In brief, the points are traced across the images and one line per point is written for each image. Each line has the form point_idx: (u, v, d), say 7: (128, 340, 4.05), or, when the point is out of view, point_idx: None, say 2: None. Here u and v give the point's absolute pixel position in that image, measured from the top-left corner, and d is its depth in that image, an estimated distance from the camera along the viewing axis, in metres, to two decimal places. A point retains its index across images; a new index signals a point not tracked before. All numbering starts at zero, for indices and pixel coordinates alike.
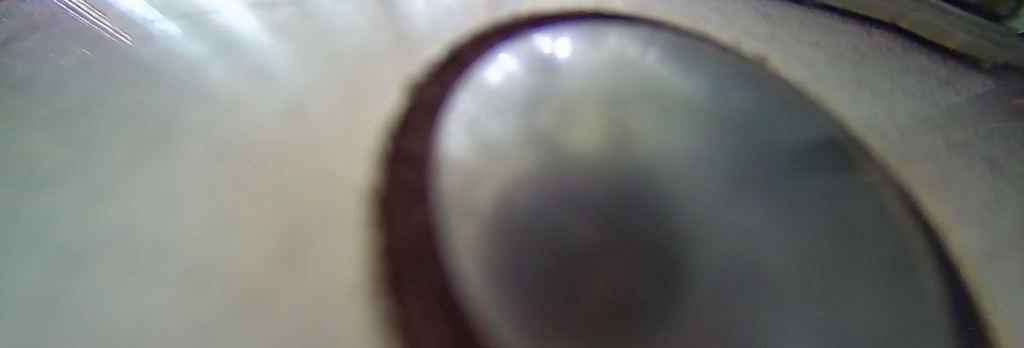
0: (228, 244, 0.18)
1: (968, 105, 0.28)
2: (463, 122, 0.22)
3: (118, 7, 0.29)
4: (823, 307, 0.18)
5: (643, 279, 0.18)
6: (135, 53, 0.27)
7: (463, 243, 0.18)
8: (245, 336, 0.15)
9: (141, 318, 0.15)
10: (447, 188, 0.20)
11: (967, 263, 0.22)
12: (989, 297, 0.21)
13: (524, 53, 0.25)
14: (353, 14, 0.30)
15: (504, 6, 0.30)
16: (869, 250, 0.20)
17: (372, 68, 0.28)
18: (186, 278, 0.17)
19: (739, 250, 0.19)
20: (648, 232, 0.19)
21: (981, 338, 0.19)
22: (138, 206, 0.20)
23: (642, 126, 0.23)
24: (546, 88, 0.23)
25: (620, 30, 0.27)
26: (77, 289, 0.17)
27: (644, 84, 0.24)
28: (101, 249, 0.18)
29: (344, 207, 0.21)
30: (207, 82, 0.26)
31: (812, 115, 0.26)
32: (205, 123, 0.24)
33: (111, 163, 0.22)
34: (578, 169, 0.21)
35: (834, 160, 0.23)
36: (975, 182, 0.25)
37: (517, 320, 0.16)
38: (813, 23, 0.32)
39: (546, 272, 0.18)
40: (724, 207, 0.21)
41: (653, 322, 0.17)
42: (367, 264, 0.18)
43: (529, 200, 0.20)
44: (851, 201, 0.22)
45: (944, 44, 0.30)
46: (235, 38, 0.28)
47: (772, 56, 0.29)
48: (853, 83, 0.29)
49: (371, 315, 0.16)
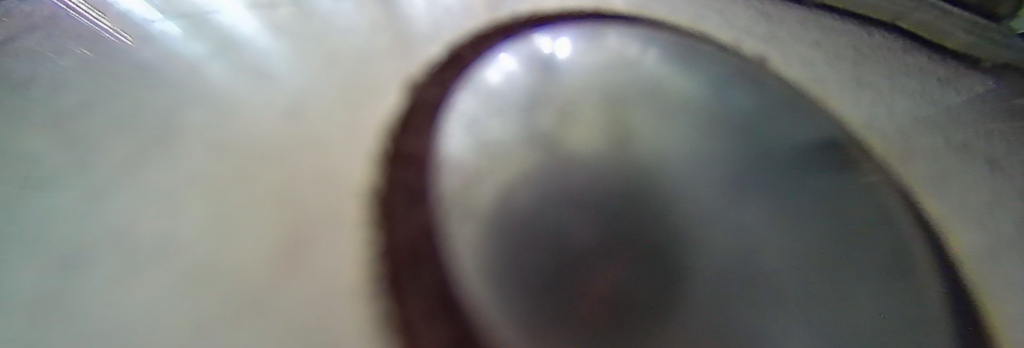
0: (232, 244, 0.19)
1: (970, 104, 0.28)
2: (463, 123, 0.22)
3: (117, 6, 0.29)
4: (822, 306, 0.18)
5: (646, 279, 0.18)
6: (135, 52, 0.27)
7: (463, 242, 0.18)
8: (246, 336, 0.15)
9: (140, 317, 0.15)
10: (447, 189, 0.20)
11: (967, 263, 0.22)
12: (990, 298, 0.21)
13: (525, 53, 0.25)
14: (353, 14, 0.30)
15: (504, 6, 0.30)
16: (869, 249, 0.20)
17: (372, 69, 0.28)
18: (188, 278, 0.17)
19: (738, 249, 0.19)
20: (649, 230, 0.19)
21: (981, 337, 0.19)
22: (137, 205, 0.20)
23: (641, 126, 0.23)
24: (546, 89, 0.23)
25: (619, 30, 0.27)
26: (75, 288, 0.17)
27: (643, 84, 0.24)
28: (101, 249, 0.18)
29: (344, 206, 0.21)
30: (208, 82, 0.26)
31: (813, 115, 0.26)
32: (205, 123, 0.24)
33: (111, 163, 0.22)
34: (579, 168, 0.21)
35: (835, 160, 0.23)
36: (974, 183, 0.25)
37: (516, 319, 0.16)
38: (812, 23, 0.32)
39: (547, 272, 0.17)
40: (722, 206, 0.21)
41: (652, 321, 0.17)
42: (367, 263, 0.18)
43: (529, 199, 0.20)
44: (853, 200, 0.22)
45: (945, 44, 0.30)
46: (235, 38, 0.28)
47: (772, 57, 0.30)
48: (852, 83, 0.29)
49: (373, 314, 0.16)
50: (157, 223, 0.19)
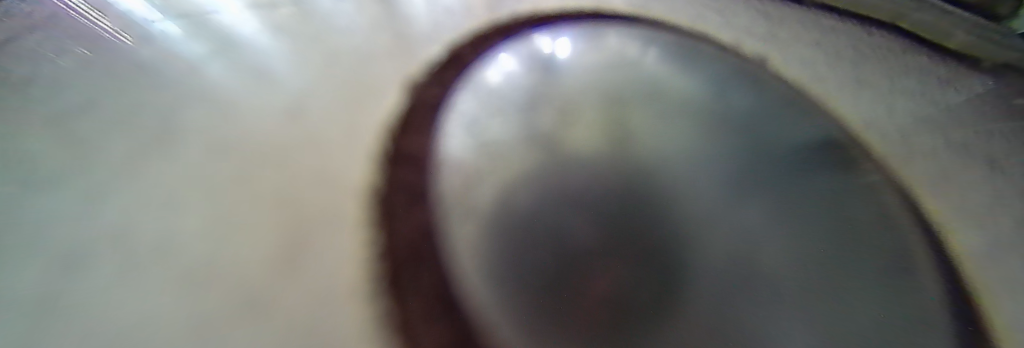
0: (230, 244, 0.19)
1: (970, 104, 0.28)
2: (463, 122, 0.22)
3: (118, 7, 0.29)
4: (823, 307, 0.18)
5: (644, 279, 0.18)
6: (135, 52, 0.27)
7: (462, 242, 0.18)
8: (247, 335, 0.15)
9: (139, 317, 0.15)
10: (447, 188, 0.20)
11: (969, 263, 0.22)
12: (993, 298, 0.21)
13: (524, 53, 0.25)
14: (353, 14, 0.31)
15: (504, 6, 0.30)
16: (869, 250, 0.20)
17: (372, 69, 0.28)
18: (189, 278, 0.17)
19: (739, 250, 0.19)
20: (649, 229, 0.19)
21: (981, 338, 0.19)
22: (139, 206, 0.20)
23: (642, 126, 0.23)
24: (546, 88, 0.23)
25: (620, 30, 0.27)
26: (72, 288, 0.16)
27: (643, 84, 0.24)
28: (99, 249, 0.18)
29: (345, 206, 0.21)
30: (207, 82, 0.26)
31: (813, 116, 0.26)
32: (204, 123, 0.24)
33: (109, 162, 0.22)
34: (577, 168, 0.21)
35: (835, 160, 0.23)
36: (973, 184, 0.26)
37: (516, 320, 0.16)
38: (812, 23, 0.32)
39: (546, 273, 0.18)
40: (723, 208, 0.21)
41: (653, 321, 0.16)
42: (368, 263, 0.18)
43: (529, 201, 0.20)
44: (853, 201, 0.22)
45: (944, 44, 0.30)
46: (235, 38, 0.28)
47: (772, 57, 0.30)
48: (853, 83, 0.29)
49: (372, 314, 0.16)
50: (158, 224, 0.19)
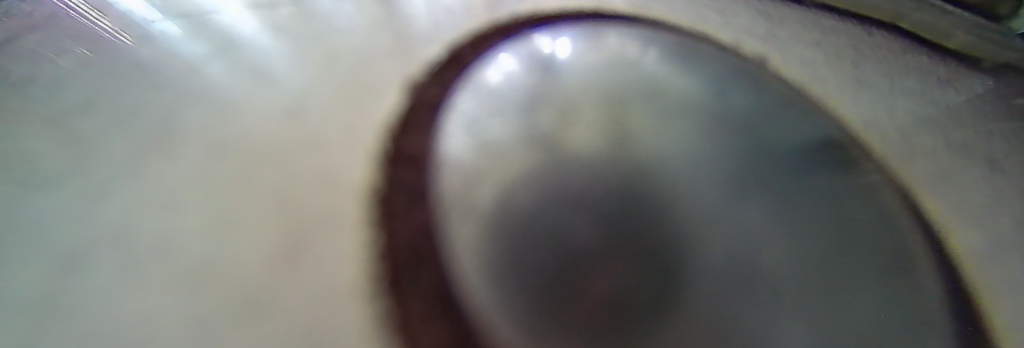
0: (230, 244, 0.19)
1: (970, 104, 0.28)
2: (463, 123, 0.22)
3: (118, 7, 0.29)
4: (823, 307, 0.18)
5: (644, 279, 0.18)
6: (135, 52, 0.27)
7: (462, 242, 0.18)
8: (247, 335, 0.15)
9: (139, 317, 0.15)
10: (447, 188, 0.20)
11: (968, 262, 0.22)
12: (992, 298, 0.21)
13: (524, 53, 0.25)
14: (353, 14, 0.31)
15: (504, 6, 0.30)
16: (869, 249, 0.20)
17: (372, 68, 0.28)
18: (189, 278, 0.17)
19: (739, 250, 0.19)
20: (649, 228, 0.19)
21: (981, 337, 0.19)
22: (138, 206, 0.20)
23: (642, 126, 0.23)
24: (546, 88, 0.23)
25: (620, 30, 0.27)
26: (72, 288, 0.16)
27: (643, 84, 0.24)
28: (99, 249, 0.18)
29: (345, 206, 0.21)
30: (207, 82, 0.26)
31: (813, 116, 0.26)
32: (204, 123, 0.24)
33: (109, 162, 0.22)
34: (577, 168, 0.21)
35: (836, 160, 0.23)
36: (973, 184, 0.26)
37: (516, 320, 0.16)
38: (812, 23, 0.32)
39: (545, 273, 0.18)
40: (723, 208, 0.21)
41: (652, 321, 0.17)
42: (368, 263, 0.18)
43: (529, 201, 0.20)
44: (853, 201, 0.22)
45: (944, 44, 0.30)
46: (235, 37, 0.28)
47: (772, 57, 0.30)
48: (853, 83, 0.29)
49: (372, 314, 0.16)
50: (157, 224, 0.19)
